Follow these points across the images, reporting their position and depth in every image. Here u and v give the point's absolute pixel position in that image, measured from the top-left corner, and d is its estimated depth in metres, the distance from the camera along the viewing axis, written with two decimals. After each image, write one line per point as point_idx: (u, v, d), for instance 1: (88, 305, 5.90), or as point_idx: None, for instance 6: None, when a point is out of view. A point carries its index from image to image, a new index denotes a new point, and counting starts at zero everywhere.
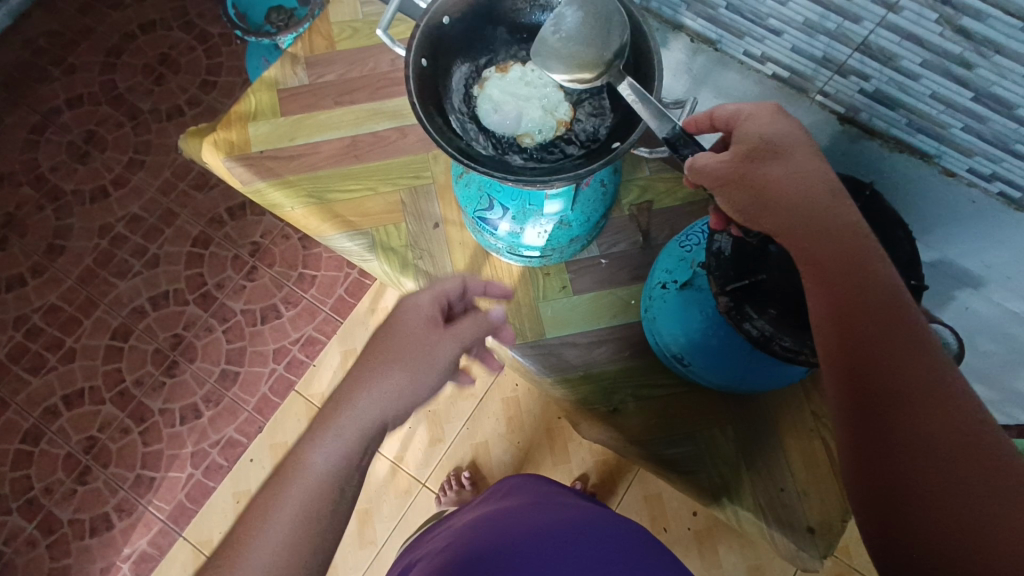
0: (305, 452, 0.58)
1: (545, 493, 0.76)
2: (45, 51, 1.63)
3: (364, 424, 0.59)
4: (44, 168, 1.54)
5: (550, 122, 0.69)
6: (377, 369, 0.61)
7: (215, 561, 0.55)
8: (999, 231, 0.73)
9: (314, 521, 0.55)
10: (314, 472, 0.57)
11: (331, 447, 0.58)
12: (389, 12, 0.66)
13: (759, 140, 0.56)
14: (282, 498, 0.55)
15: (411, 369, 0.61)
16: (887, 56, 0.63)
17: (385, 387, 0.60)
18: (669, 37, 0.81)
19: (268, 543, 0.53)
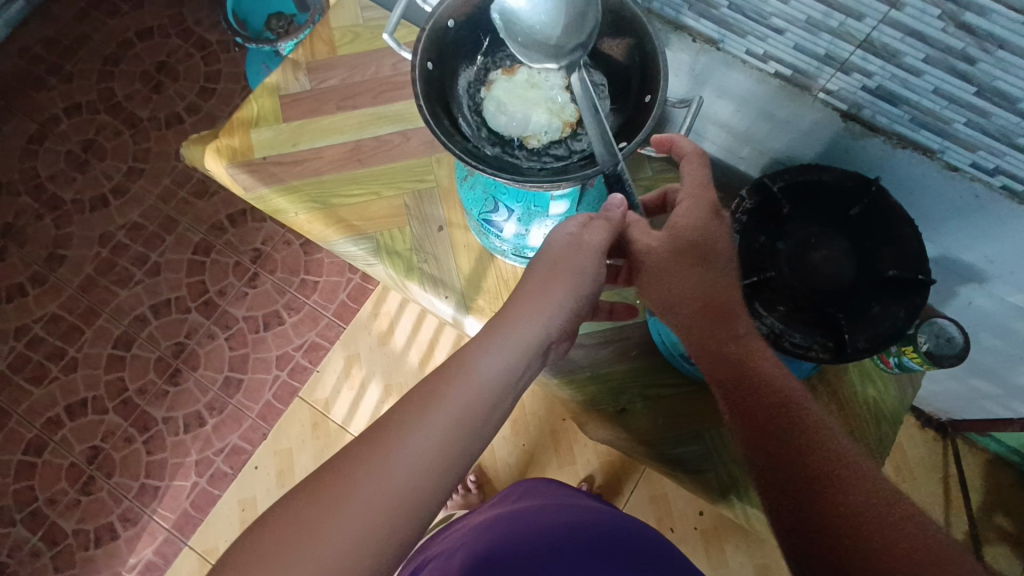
0: (463, 361, 0.56)
1: (563, 498, 0.74)
2: (43, 60, 1.63)
3: (524, 342, 0.58)
4: (43, 178, 1.54)
5: (556, 124, 0.69)
6: (535, 288, 0.60)
7: (360, 449, 0.49)
8: (1002, 225, 0.73)
9: (470, 427, 0.52)
10: (476, 378, 0.54)
11: (494, 358, 0.56)
12: (395, 16, 0.66)
13: (686, 241, 0.61)
14: (443, 399, 0.53)
15: (569, 291, 0.60)
16: (890, 53, 0.64)
17: (547, 308, 0.59)
18: (672, 38, 0.80)
19: (431, 440, 0.50)
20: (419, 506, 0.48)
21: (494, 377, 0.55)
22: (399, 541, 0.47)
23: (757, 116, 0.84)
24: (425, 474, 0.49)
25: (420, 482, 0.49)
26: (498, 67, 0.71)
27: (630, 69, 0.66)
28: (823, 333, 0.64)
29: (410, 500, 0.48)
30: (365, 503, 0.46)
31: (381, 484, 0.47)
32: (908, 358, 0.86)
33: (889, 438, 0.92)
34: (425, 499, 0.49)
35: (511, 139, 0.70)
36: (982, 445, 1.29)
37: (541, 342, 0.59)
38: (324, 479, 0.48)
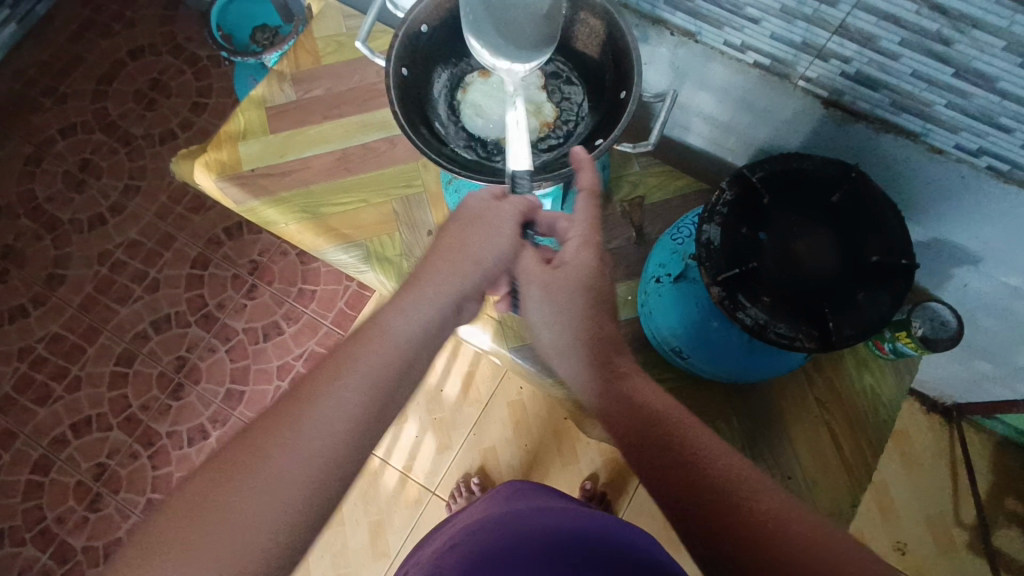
0: (376, 324, 0.56)
1: (546, 499, 0.74)
2: (37, 82, 1.64)
3: (441, 298, 0.59)
4: (41, 199, 1.56)
5: (533, 124, 0.70)
6: (451, 249, 0.61)
7: (268, 425, 0.50)
8: (990, 204, 0.72)
9: (385, 389, 0.53)
10: (389, 341, 0.55)
11: (408, 318, 0.57)
12: (368, 25, 0.67)
13: (570, 279, 0.61)
14: (353, 365, 0.53)
15: (490, 237, 0.60)
16: (866, 38, 0.63)
17: (465, 263, 0.60)
18: (650, 32, 0.80)
19: (345, 407, 0.51)
20: (334, 472, 0.49)
21: (409, 336, 0.56)
22: (316, 509, 0.48)
23: (739, 108, 0.84)
24: (340, 442, 0.50)
25: (334, 450, 0.49)
26: (475, 69, 0.71)
27: (604, 66, 0.67)
28: (808, 322, 0.63)
29: (325, 468, 0.49)
30: (278, 478, 0.47)
31: (293, 458, 0.48)
32: (903, 344, 0.86)
33: (888, 425, 0.92)
34: (341, 466, 0.50)
35: (489, 141, 0.70)
36: (989, 429, 1.28)
37: (459, 298, 0.59)
38: (233, 458, 0.48)
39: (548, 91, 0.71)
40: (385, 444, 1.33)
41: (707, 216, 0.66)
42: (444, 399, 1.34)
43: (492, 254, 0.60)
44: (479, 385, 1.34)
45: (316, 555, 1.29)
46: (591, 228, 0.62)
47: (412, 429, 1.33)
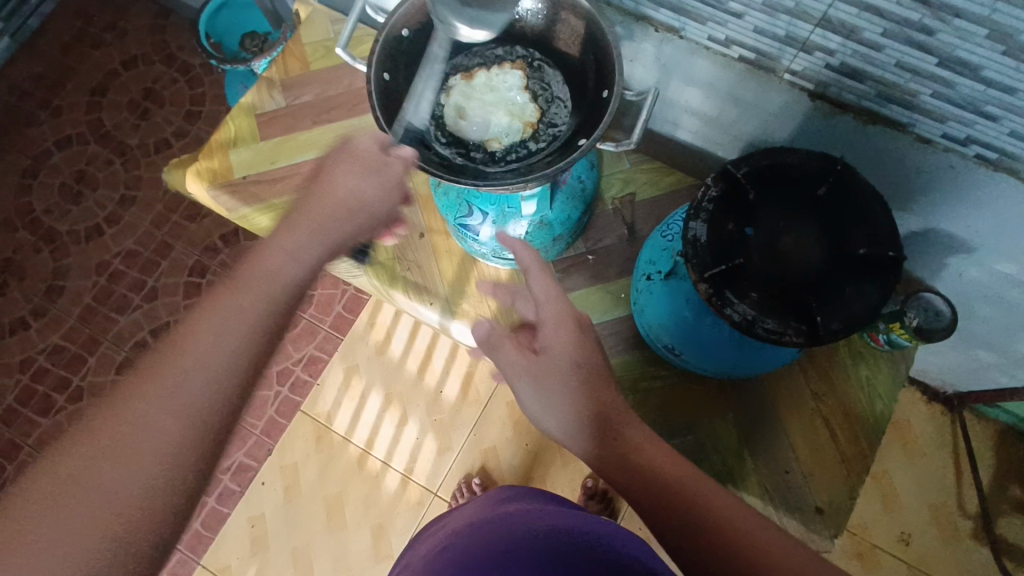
0: (247, 270, 0.57)
1: (542, 501, 0.73)
2: (31, 95, 1.65)
3: (316, 239, 0.60)
4: (38, 212, 1.56)
5: (516, 126, 0.70)
6: (325, 198, 0.61)
7: (127, 388, 0.49)
8: (981, 193, 0.72)
9: (256, 332, 0.54)
10: (261, 285, 0.56)
11: (276, 260, 0.58)
12: (348, 31, 0.67)
13: (562, 365, 0.64)
14: (218, 312, 0.53)
15: (362, 181, 0.62)
16: (849, 30, 0.63)
17: (332, 205, 0.61)
18: (634, 29, 0.80)
19: (215, 352, 0.51)
20: (209, 416, 0.49)
21: (284, 279, 0.57)
22: (208, 453, 0.49)
23: (726, 102, 0.83)
24: (213, 385, 0.50)
25: (210, 395, 0.50)
26: (458, 72, 0.71)
27: (585, 66, 0.67)
28: (796, 317, 0.63)
29: (201, 412, 0.49)
30: (152, 439, 0.47)
31: (162, 410, 0.48)
32: (897, 334, 0.87)
33: (885, 416, 0.92)
34: (217, 408, 0.50)
35: (472, 143, 0.70)
36: (991, 417, 1.27)
37: (331, 248, 0.61)
38: (91, 425, 0.47)
39: (531, 91, 0.71)
40: (385, 447, 1.33)
41: (693, 213, 0.66)
42: (444, 400, 1.34)
43: (371, 197, 0.62)
44: (479, 386, 1.34)
45: (320, 559, 1.29)
46: (558, 304, 0.67)
47: (412, 431, 1.33)
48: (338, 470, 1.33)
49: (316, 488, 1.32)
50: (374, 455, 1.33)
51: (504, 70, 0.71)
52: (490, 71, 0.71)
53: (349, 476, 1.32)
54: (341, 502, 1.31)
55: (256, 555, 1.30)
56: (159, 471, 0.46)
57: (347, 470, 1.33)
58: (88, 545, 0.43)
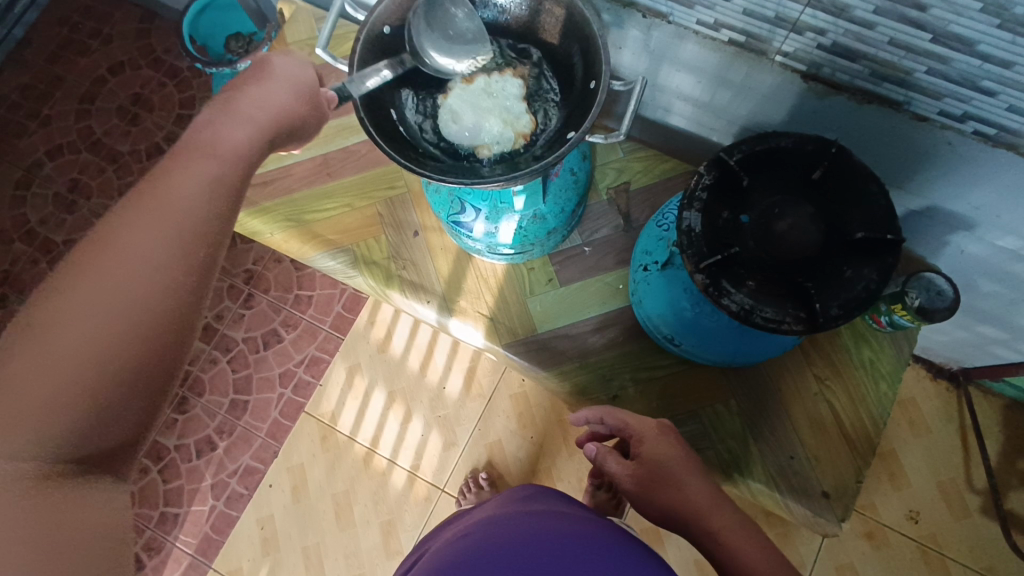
0: (197, 143, 0.55)
1: (569, 505, 0.71)
2: (20, 106, 1.64)
3: (249, 123, 0.57)
4: (34, 223, 1.55)
5: (509, 134, 0.68)
6: (241, 102, 0.58)
7: (79, 260, 0.47)
8: (980, 169, 0.70)
9: (218, 190, 0.53)
10: (210, 149, 0.55)
11: (226, 128, 0.57)
12: (327, 30, 0.66)
13: (651, 467, 0.66)
14: (179, 172, 0.53)
15: (276, 81, 0.60)
16: (840, 8, 0.61)
17: (233, 114, 0.57)
18: (622, 16, 0.78)
19: (152, 228, 0.49)
20: (184, 269, 0.50)
21: (237, 148, 0.56)
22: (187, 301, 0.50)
23: (717, 86, 0.82)
24: (181, 243, 0.50)
25: (165, 259, 0.49)
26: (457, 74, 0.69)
27: (570, 55, 0.66)
28: (795, 304, 0.62)
29: (163, 270, 0.49)
30: (119, 266, 0.47)
31: (128, 275, 0.47)
32: (899, 316, 0.86)
33: (889, 398, 0.91)
34: (187, 264, 0.50)
35: (462, 148, 0.68)
36: (996, 392, 1.26)
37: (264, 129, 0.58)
38: (69, 276, 0.47)
39: (529, 102, 0.69)
40: (391, 443, 1.33)
41: (687, 203, 0.64)
42: (447, 396, 1.34)
43: (286, 104, 0.59)
44: (481, 380, 1.34)
45: (332, 557, 1.29)
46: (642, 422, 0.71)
47: (417, 427, 1.33)
48: (345, 470, 1.33)
49: (323, 489, 1.33)
50: (380, 453, 1.33)
51: (504, 78, 0.69)
52: (490, 77, 0.69)
53: (356, 476, 1.33)
54: (350, 501, 1.32)
55: (268, 556, 1.31)
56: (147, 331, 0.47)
57: (354, 470, 1.33)
58: (61, 412, 0.44)
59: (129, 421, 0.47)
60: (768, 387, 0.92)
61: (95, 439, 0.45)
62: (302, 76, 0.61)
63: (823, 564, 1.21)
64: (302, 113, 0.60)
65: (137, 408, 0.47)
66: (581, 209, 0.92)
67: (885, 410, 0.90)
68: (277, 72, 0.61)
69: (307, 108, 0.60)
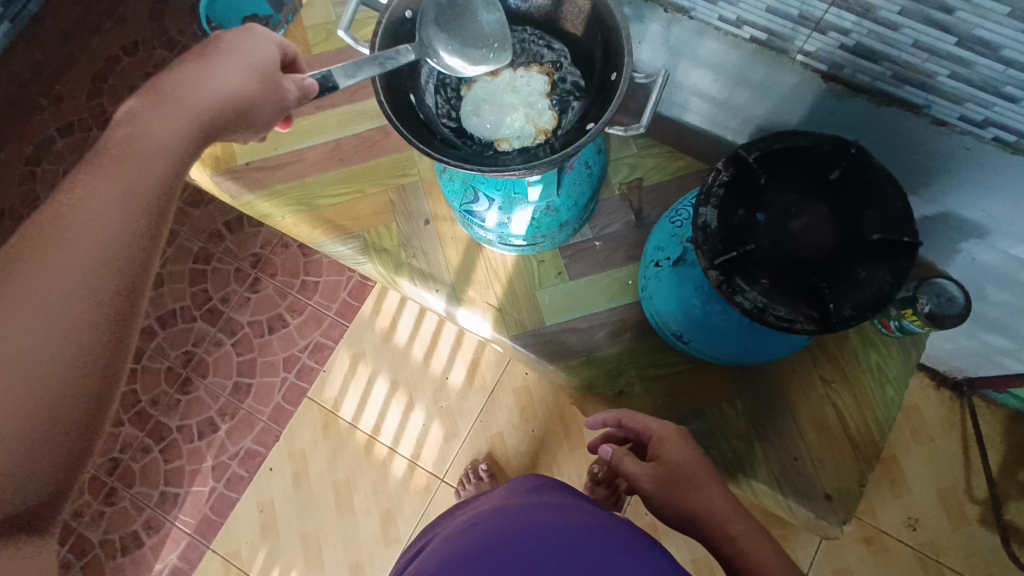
0: (114, 148, 0.49)
1: (577, 497, 0.72)
2: (33, 83, 1.64)
3: (179, 113, 0.52)
4: (43, 199, 1.56)
5: (530, 130, 0.68)
6: (184, 81, 0.54)
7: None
8: (998, 176, 0.70)
9: (131, 201, 0.47)
10: (120, 155, 0.48)
11: (151, 124, 0.51)
12: (348, 13, 0.65)
13: (673, 468, 0.67)
14: (84, 185, 0.46)
15: (222, 60, 0.56)
16: (864, 8, 0.61)
17: (156, 106, 0.52)
18: (643, 10, 0.78)
19: (55, 255, 0.43)
20: (101, 294, 0.44)
21: (162, 145, 0.50)
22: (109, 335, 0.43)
23: (736, 84, 0.82)
24: (92, 268, 0.44)
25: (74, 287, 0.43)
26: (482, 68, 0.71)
27: (593, 46, 0.66)
28: (808, 304, 0.62)
29: (72, 300, 0.42)
30: (26, 298, 0.41)
31: (31, 312, 0.41)
32: (909, 321, 0.86)
33: (895, 402, 0.91)
34: (103, 288, 0.44)
35: (483, 139, 0.68)
36: (999, 402, 1.26)
37: (198, 114, 0.53)
38: None
39: (552, 99, 0.69)
40: (392, 432, 1.33)
41: (703, 199, 0.64)
42: (450, 387, 1.34)
43: (238, 82, 0.55)
44: (484, 372, 1.34)
45: (330, 543, 1.30)
46: (663, 426, 0.72)
47: (418, 416, 1.34)
48: (346, 457, 1.33)
49: (324, 475, 1.33)
50: (381, 440, 1.33)
51: (530, 74, 0.70)
52: (515, 72, 0.70)
53: (357, 463, 1.33)
54: (350, 487, 1.32)
55: (266, 541, 1.31)
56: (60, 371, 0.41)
57: (355, 457, 1.33)
58: None
59: (56, 469, 0.41)
60: (776, 387, 0.92)
61: (18, 478, 0.40)
62: (259, 55, 0.58)
63: (819, 568, 1.21)
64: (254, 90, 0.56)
65: (62, 455, 0.41)
66: (594, 203, 0.92)
67: (891, 415, 0.90)
68: (227, 50, 0.57)
69: (266, 83, 0.57)
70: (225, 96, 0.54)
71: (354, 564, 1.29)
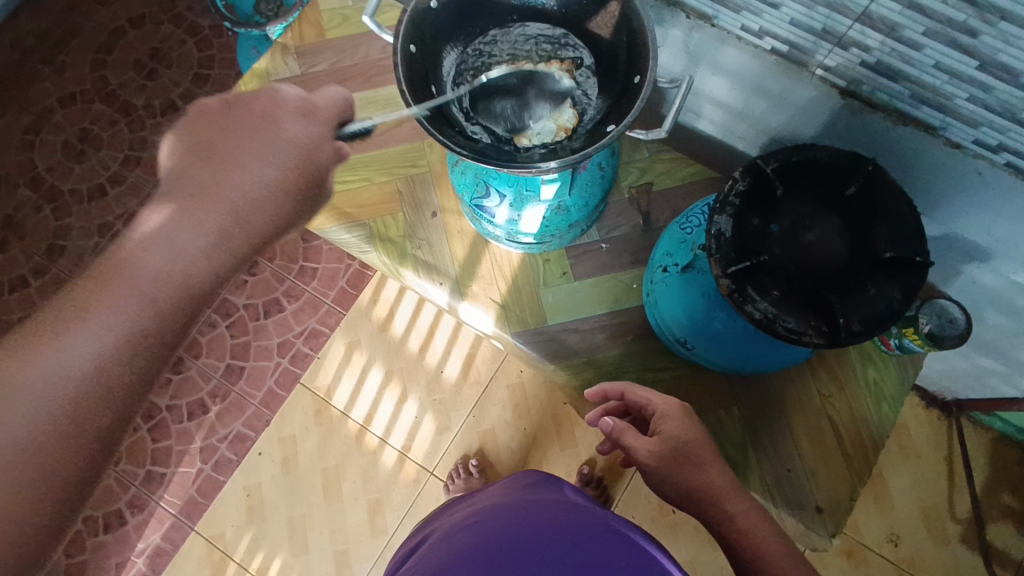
0: (126, 267, 0.48)
1: (575, 493, 0.71)
2: (35, 50, 1.61)
3: (207, 233, 0.51)
4: (40, 169, 1.53)
5: (550, 126, 0.67)
6: (224, 181, 0.52)
7: None
8: (1007, 201, 0.70)
9: (139, 345, 0.47)
10: (132, 288, 0.47)
11: (174, 243, 0.49)
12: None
13: (674, 444, 0.65)
14: (90, 317, 0.46)
15: (266, 158, 0.53)
16: (889, 27, 0.61)
17: (183, 221, 0.50)
18: (666, 15, 0.79)
19: (33, 398, 0.43)
20: (70, 442, 0.44)
21: (182, 276, 0.49)
22: (71, 479, 0.44)
23: (753, 95, 0.82)
24: (65, 415, 0.44)
25: (51, 440, 0.43)
26: (504, 61, 0.70)
27: (617, 48, 0.66)
28: (817, 317, 0.63)
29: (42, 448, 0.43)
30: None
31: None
32: (910, 340, 0.88)
33: (889, 419, 0.92)
34: (83, 438, 0.45)
35: (503, 136, 0.67)
36: (987, 424, 1.27)
37: (221, 237, 0.51)
38: None
39: (573, 95, 0.69)
40: (383, 423, 1.33)
41: (719, 207, 0.65)
42: (444, 380, 1.34)
43: (274, 191, 0.53)
44: (479, 367, 1.34)
45: (316, 530, 1.29)
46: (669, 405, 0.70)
47: (411, 408, 1.33)
48: (337, 444, 1.33)
49: (313, 461, 1.32)
50: (372, 431, 1.33)
51: (550, 69, 0.69)
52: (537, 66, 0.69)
53: (348, 451, 1.32)
54: (338, 475, 1.32)
55: (252, 525, 1.30)
56: (6, 522, 0.41)
57: (345, 445, 1.33)
58: None
59: None
60: (773, 398, 0.93)
61: None
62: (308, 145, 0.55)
63: None
64: (292, 212, 0.55)
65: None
66: (603, 206, 0.92)
67: (885, 430, 0.91)
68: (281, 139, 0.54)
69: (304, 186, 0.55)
70: (267, 226, 0.53)
71: (339, 552, 1.28)
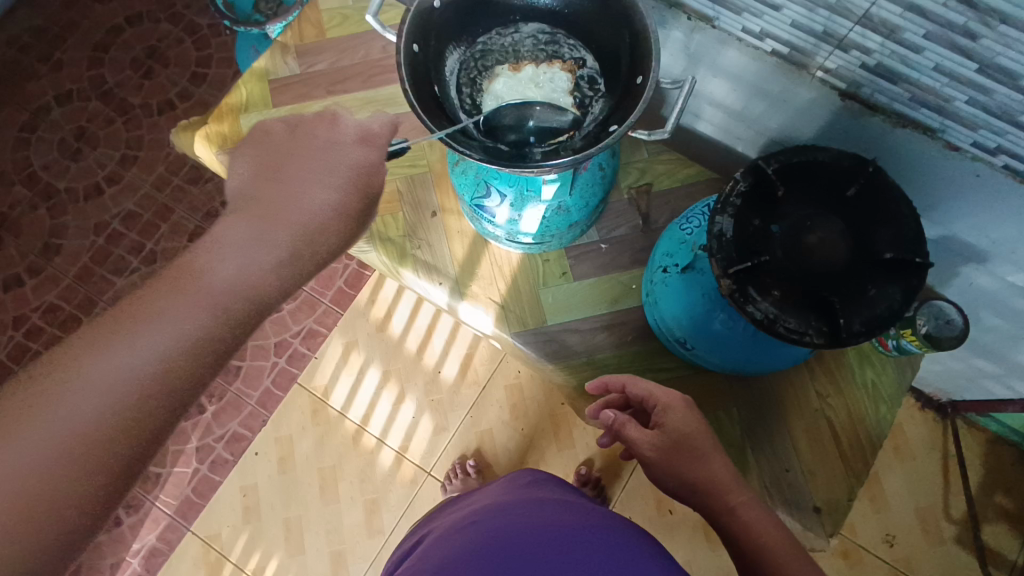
0: (202, 270, 0.57)
1: (573, 491, 0.71)
2: (31, 48, 1.60)
3: (270, 247, 0.61)
4: (36, 168, 1.52)
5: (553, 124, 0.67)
6: (283, 205, 0.63)
7: (51, 377, 0.49)
8: (1005, 203, 0.71)
9: (205, 335, 0.55)
10: (209, 288, 0.56)
11: (242, 253, 0.59)
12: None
13: (674, 436, 0.65)
14: (170, 305, 0.54)
15: (320, 187, 0.65)
16: (890, 29, 0.61)
17: (250, 235, 0.61)
18: (667, 17, 0.79)
19: (115, 371, 0.50)
20: (140, 411, 0.50)
21: (248, 281, 0.58)
22: (135, 445, 0.50)
23: (753, 97, 0.82)
24: (139, 388, 0.51)
25: (122, 410, 0.50)
26: (506, 62, 0.71)
27: (619, 49, 0.66)
28: (819, 317, 0.63)
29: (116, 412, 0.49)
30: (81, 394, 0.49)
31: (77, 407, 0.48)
32: (908, 341, 0.89)
33: (887, 420, 0.92)
34: (152, 410, 0.51)
35: (506, 135, 0.67)
36: (982, 426, 1.28)
37: (280, 254, 0.61)
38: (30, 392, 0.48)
39: (575, 95, 0.69)
40: (381, 423, 1.32)
41: (721, 207, 0.66)
42: (442, 380, 1.34)
43: (325, 214, 0.64)
44: (477, 367, 1.34)
45: (312, 530, 1.29)
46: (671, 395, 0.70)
47: (409, 408, 1.33)
48: (334, 444, 1.32)
49: (310, 460, 1.32)
50: (370, 431, 1.32)
51: (552, 70, 0.70)
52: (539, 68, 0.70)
53: (345, 451, 1.32)
54: (335, 475, 1.31)
55: (248, 525, 1.30)
56: (74, 476, 0.47)
57: (342, 445, 1.32)
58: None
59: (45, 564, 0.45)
60: (772, 399, 0.93)
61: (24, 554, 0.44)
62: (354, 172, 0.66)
63: None
64: (340, 236, 0.65)
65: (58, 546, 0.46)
66: (603, 207, 0.92)
67: (883, 430, 0.91)
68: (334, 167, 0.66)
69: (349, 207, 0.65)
70: (321, 250, 0.64)
71: (336, 553, 1.27)
